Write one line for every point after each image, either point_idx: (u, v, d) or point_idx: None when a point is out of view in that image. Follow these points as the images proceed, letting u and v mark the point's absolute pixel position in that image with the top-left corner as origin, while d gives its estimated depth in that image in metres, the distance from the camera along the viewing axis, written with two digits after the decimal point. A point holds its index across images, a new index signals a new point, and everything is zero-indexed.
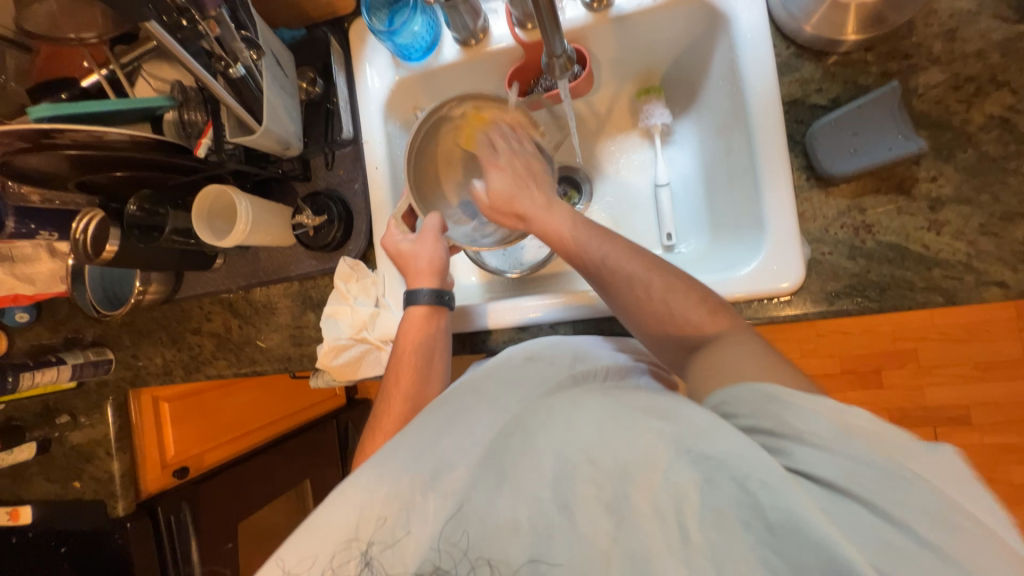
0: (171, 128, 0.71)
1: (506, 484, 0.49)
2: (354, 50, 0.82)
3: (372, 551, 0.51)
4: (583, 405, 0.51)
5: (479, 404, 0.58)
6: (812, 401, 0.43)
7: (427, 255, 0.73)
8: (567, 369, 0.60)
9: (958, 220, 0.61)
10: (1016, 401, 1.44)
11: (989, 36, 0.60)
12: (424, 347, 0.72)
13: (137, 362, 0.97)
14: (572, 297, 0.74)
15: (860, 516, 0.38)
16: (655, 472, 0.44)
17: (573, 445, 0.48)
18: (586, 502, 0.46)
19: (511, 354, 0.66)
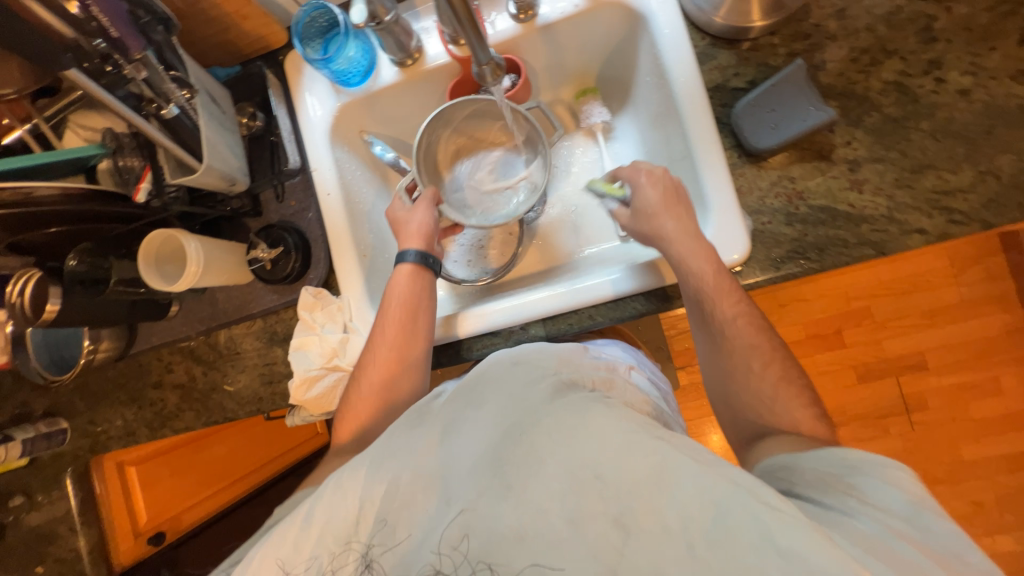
0: (107, 178, 0.69)
1: (508, 494, 0.48)
2: (291, 81, 0.82)
3: (372, 554, 0.52)
4: (591, 420, 0.50)
5: (477, 407, 0.57)
6: (877, 482, 0.48)
7: (419, 220, 0.77)
8: (555, 374, 0.58)
9: (875, 177, 0.66)
10: (962, 341, 1.55)
11: (874, 11, 0.67)
12: (403, 330, 0.72)
13: (95, 427, 0.92)
14: (555, 298, 0.75)
15: (891, 546, 0.41)
16: (667, 488, 0.44)
17: (578, 459, 0.47)
18: (593, 519, 0.45)
19: (500, 356, 0.63)
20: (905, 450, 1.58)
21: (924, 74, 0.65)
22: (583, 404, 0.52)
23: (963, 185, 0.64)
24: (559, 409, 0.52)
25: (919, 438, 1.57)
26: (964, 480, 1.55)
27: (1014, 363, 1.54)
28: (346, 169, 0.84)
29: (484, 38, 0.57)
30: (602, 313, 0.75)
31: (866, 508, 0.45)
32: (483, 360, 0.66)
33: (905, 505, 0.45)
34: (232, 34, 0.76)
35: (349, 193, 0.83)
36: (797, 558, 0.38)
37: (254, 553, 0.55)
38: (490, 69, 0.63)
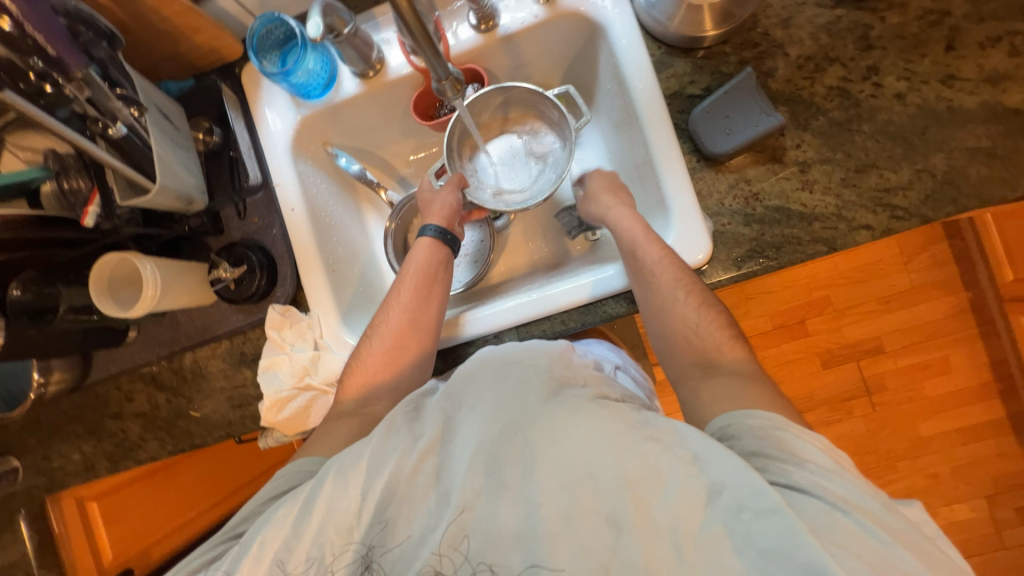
0: (50, 200, 0.64)
1: (506, 492, 0.50)
2: (248, 94, 0.80)
3: (373, 554, 0.51)
4: (589, 421, 0.51)
5: (475, 404, 0.57)
6: (812, 437, 0.50)
7: (442, 200, 0.79)
8: (549, 371, 0.58)
9: (824, 177, 0.70)
10: (914, 324, 1.65)
11: (816, 21, 0.70)
12: (418, 317, 0.73)
13: (50, 463, 0.86)
14: (542, 301, 0.75)
15: (844, 524, 0.43)
16: (657, 487, 0.47)
17: (574, 462, 0.49)
18: (588, 517, 0.47)
19: (491, 354, 0.61)
20: (868, 430, 1.66)
21: (863, 79, 0.69)
22: (577, 405, 0.53)
23: (903, 182, 0.68)
24: (558, 411, 0.53)
25: (880, 418, 1.66)
26: (922, 456, 1.64)
27: (961, 343, 1.64)
28: (311, 183, 0.83)
29: (441, 55, 0.56)
30: (577, 319, 0.75)
31: (813, 479, 0.46)
32: (478, 351, 0.64)
33: (830, 463, 0.48)
34: (182, 48, 0.74)
35: (315, 207, 0.82)
36: (765, 544, 0.42)
37: (253, 533, 0.53)
38: (449, 84, 0.60)
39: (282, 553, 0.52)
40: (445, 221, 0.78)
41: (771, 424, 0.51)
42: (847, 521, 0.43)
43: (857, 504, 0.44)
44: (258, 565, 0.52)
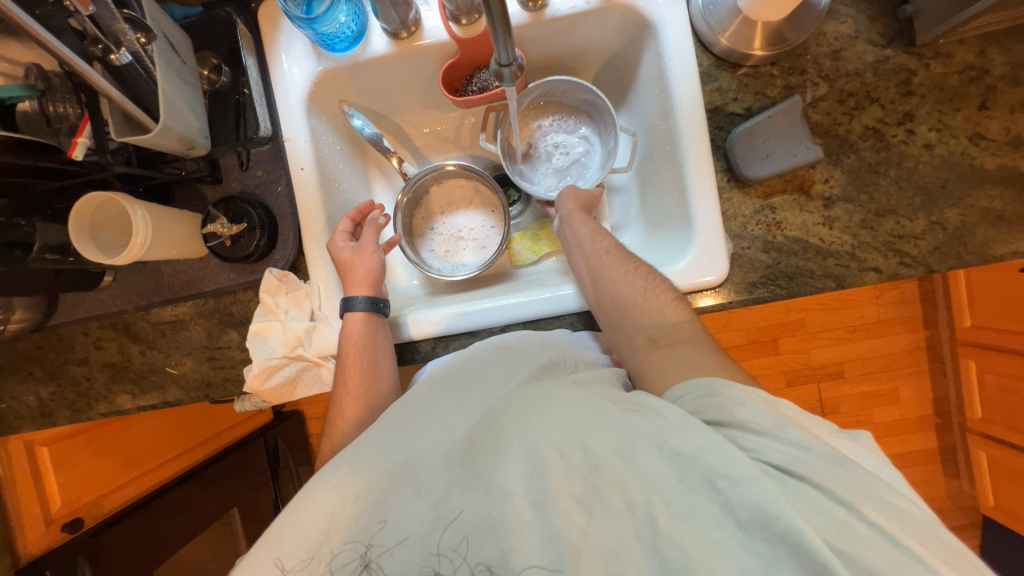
0: (26, 125, 0.55)
1: (482, 480, 0.50)
2: (264, 34, 0.72)
3: (371, 554, 0.49)
4: (556, 403, 0.53)
5: (447, 396, 0.59)
6: (750, 395, 0.50)
7: (365, 265, 0.72)
8: (534, 358, 0.61)
9: (845, 216, 0.71)
10: (875, 354, 1.75)
11: (864, 57, 0.70)
12: (367, 348, 0.70)
13: (0, 405, 0.80)
14: (554, 297, 0.74)
15: (803, 490, 0.43)
16: (632, 466, 0.47)
17: (542, 442, 0.50)
18: (561, 499, 0.48)
19: (479, 344, 0.66)
20: None
21: (898, 124, 0.70)
22: (550, 387, 0.56)
23: (916, 232, 0.70)
24: (532, 395, 0.55)
25: None
26: None
27: (912, 377, 1.76)
28: (323, 141, 0.77)
29: (511, 33, 0.44)
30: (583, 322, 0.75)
31: (768, 443, 0.46)
32: (471, 346, 0.68)
33: (772, 420, 0.47)
34: None
35: (326, 170, 0.77)
36: (742, 514, 0.43)
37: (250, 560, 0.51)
38: (510, 71, 0.48)
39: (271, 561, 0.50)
40: (370, 288, 0.72)
41: (705, 394, 0.51)
42: (808, 489, 0.43)
43: (816, 466, 0.44)
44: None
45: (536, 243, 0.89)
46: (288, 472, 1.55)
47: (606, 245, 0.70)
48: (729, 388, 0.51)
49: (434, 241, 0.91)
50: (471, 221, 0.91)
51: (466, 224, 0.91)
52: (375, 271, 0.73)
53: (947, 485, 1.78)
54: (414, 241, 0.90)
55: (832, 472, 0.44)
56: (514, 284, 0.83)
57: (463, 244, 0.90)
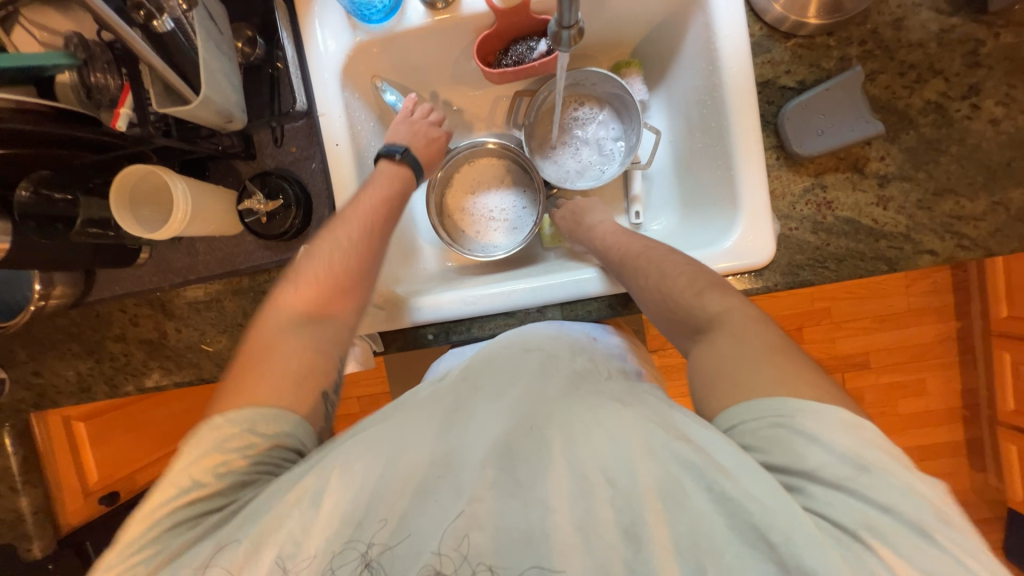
0: (72, 95, 0.57)
1: (519, 493, 0.45)
2: (298, 4, 0.70)
3: (372, 552, 0.44)
4: (607, 421, 0.48)
5: (488, 401, 0.54)
6: (836, 433, 0.44)
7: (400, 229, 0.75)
8: (566, 372, 0.57)
9: (900, 195, 0.68)
10: (903, 344, 1.71)
11: (928, 26, 0.66)
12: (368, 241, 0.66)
13: (40, 380, 0.81)
14: (588, 281, 0.73)
15: (863, 554, 0.39)
16: (682, 497, 0.43)
17: (591, 461, 0.45)
18: (603, 527, 0.43)
19: (507, 341, 0.65)
20: None
21: (962, 99, 0.66)
22: (596, 400, 0.51)
23: (976, 212, 0.67)
24: (576, 406, 0.51)
25: None
26: None
27: (941, 368, 1.72)
28: (356, 118, 0.76)
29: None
30: (620, 304, 0.74)
31: (832, 499, 0.42)
32: (490, 344, 0.66)
33: (849, 469, 0.42)
34: None
35: (359, 146, 0.75)
36: (795, 567, 0.39)
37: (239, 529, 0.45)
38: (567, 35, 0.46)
39: (256, 533, 0.45)
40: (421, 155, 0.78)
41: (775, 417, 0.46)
42: (869, 555, 0.39)
43: (885, 525, 0.40)
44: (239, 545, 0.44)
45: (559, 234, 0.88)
46: None
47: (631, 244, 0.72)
48: (805, 410, 0.45)
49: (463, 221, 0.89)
50: (502, 201, 0.89)
51: (496, 204, 0.89)
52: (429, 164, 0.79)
53: (973, 478, 1.75)
54: (444, 220, 0.88)
55: (905, 540, 0.39)
56: (547, 266, 0.81)
57: (492, 225, 0.88)
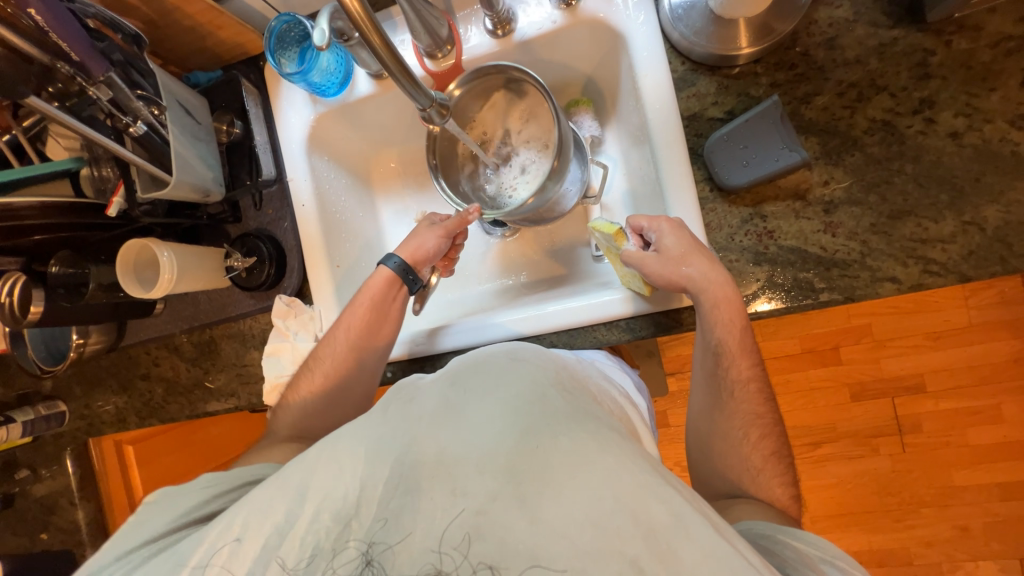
0: (89, 186, 0.71)
1: (525, 509, 0.44)
2: (269, 88, 0.82)
3: (373, 551, 0.46)
4: (607, 448, 0.46)
5: (484, 400, 0.51)
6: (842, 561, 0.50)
7: (420, 239, 0.77)
8: (555, 374, 0.54)
9: (850, 221, 0.63)
10: (971, 365, 1.42)
11: (866, 42, 0.63)
12: (374, 314, 0.75)
13: (90, 411, 0.96)
14: (527, 317, 0.75)
15: None
16: (684, 536, 0.41)
17: (597, 483, 0.44)
18: (610, 556, 0.41)
19: (495, 349, 0.57)
20: (893, 471, 1.46)
21: (914, 113, 0.61)
22: (597, 427, 0.48)
23: (944, 235, 0.60)
24: (579, 431, 0.47)
25: (910, 460, 1.45)
26: (952, 505, 1.43)
27: None
28: (324, 179, 0.85)
29: (420, 83, 0.54)
30: (564, 341, 0.75)
31: None
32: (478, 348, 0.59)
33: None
34: (211, 41, 0.77)
35: (325, 203, 0.84)
36: None
37: (228, 517, 0.50)
38: (435, 111, 0.58)
39: (238, 537, 0.49)
40: (410, 256, 0.77)
41: (766, 528, 0.54)
42: None
43: None
44: (224, 535, 0.49)
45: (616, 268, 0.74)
46: None
47: (718, 303, 0.62)
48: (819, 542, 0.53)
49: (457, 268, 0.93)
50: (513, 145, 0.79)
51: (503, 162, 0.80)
52: (421, 250, 0.77)
53: None
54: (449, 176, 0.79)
55: None
56: (555, 293, 0.81)
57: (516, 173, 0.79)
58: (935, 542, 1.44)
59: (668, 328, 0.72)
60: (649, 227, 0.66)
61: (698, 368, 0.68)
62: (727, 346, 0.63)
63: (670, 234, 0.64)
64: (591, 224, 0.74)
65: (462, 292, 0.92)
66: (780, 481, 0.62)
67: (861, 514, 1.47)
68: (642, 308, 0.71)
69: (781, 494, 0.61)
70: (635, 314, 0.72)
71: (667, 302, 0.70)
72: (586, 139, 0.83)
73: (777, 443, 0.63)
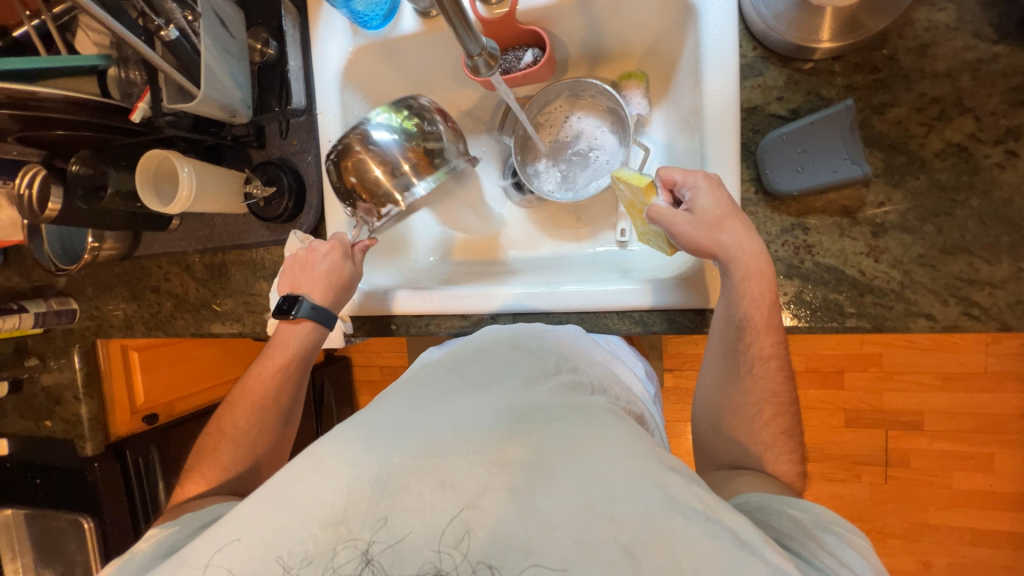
0: (115, 87, 0.69)
1: (521, 503, 0.43)
2: (310, 11, 0.78)
3: (373, 550, 0.42)
4: (601, 433, 0.47)
5: (480, 387, 0.55)
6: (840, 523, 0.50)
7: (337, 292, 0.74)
8: (553, 364, 0.58)
9: (897, 248, 0.59)
10: (976, 412, 1.40)
11: (962, 55, 0.57)
12: (297, 357, 0.73)
13: (100, 314, 0.98)
14: (534, 291, 0.74)
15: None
16: (677, 519, 0.41)
17: (587, 474, 0.44)
18: (602, 545, 0.40)
19: (500, 335, 0.64)
20: (870, 499, 1.46)
21: (995, 143, 0.56)
22: (591, 412, 0.51)
23: (994, 278, 0.57)
24: (571, 416, 0.49)
25: (890, 492, 1.45)
26: (922, 541, 1.45)
27: None
28: (355, 119, 0.81)
29: (472, 26, 0.50)
30: (572, 321, 0.75)
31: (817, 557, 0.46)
32: (481, 337, 0.66)
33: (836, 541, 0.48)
34: None
35: None
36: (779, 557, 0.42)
37: (232, 519, 0.47)
38: (482, 60, 0.54)
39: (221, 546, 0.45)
40: (333, 302, 0.74)
41: (764, 499, 0.54)
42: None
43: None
44: (219, 538, 0.46)
45: (638, 222, 0.71)
46: (331, 411, 1.55)
47: (755, 267, 0.59)
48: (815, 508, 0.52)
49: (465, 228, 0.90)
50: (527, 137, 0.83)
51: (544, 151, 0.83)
52: (345, 298, 0.75)
53: None
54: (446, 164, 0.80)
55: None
56: (579, 272, 0.79)
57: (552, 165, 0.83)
58: (896, 571, 1.47)
59: (682, 328, 0.70)
60: (683, 183, 0.62)
61: (716, 338, 0.65)
62: (752, 320, 0.60)
63: (707, 193, 0.60)
64: (618, 171, 0.69)
65: (479, 259, 0.89)
66: (788, 457, 0.61)
67: None
68: (657, 303, 0.69)
69: (788, 470, 0.60)
70: (650, 308, 0.70)
71: (696, 297, 0.68)
72: (632, 117, 0.78)
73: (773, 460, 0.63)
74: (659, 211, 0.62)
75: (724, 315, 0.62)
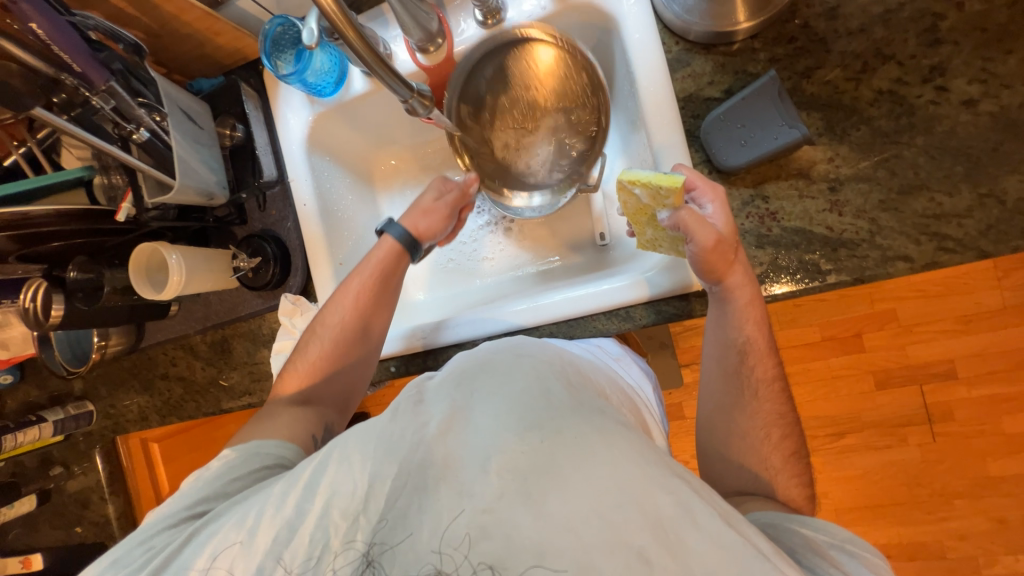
0: (101, 193, 0.75)
1: (529, 501, 0.42)
2: (269, 92, 0.84)
3: (373, 552, 0.45)
4: (615, 448, 0.44)
5: (491, 394, 0.48)
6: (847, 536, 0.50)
7: (429, 218, 0.77)
8: (562, 369, 0.53)
9: (857, 198, 0.60)
10: (1005, 349, 1.35)
11: (870, 10, 0.60)
12: (381, 278, 0.75)
13: (115, 411, 1.01)
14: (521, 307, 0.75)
15: None
16: (691, 529, 0.40)
17: (601, 486, 0.42)
18: (614, 550, 0.40)
19: (500, 344, 0.55)
20: (923, 461, 1.39)
21: (923, 82, 0.58)
22: (599, 420, 0.46)
23: (959, 209, 0.57)
24: (581, 424, 0.45)
25: (940, 450, 1.39)
26: (989, 496, 1.36)
27: None
28: (323, 178, 0.86)
29: (399, 73, 0.54)
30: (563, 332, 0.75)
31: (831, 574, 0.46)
32: (479, 346, 0.57)
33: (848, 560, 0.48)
34: (209, 47, 0.79)
35: (326, 203, 0.85)
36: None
37: (233, 520, 0.50)
38: (416, 102, 0.58)
39: (249, 529, 0.49)
40: (414, 232, 0.76)
41: (774, 517, 0.54)
42: None
43: None
44: (235, 532, 0.50)
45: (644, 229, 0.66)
46: None
47: (750, 296, 0.60)
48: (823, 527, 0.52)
49: (451, 256, 0.92)
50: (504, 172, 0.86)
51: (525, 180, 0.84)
52: (431, 228, 0.77)
53: None
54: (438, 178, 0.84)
55: None
56: (564, 279, 0.81)
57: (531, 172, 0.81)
58: (971, 534, 1.38)
59: (670, 315, 0.71)
60: (702, 197, 0.60)
61: (714, 364, 0.65)
62: (755, 344, 0.62)
63: (722, 214, 0.60)
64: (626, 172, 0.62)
65: (470, 285, 0.91)
66: (796, 482, 0.61)
67: (890, 506, 1.41)
68: (639, 296, 0.70)
69: (798, 495, 0.60)
70: (635, 301, 0.71)
71: (678, 284, 0.68)
72: None
73: (788, 430, 0.62)
74: (690, 219, 0.56)
75: (724, 339, 0.63)
